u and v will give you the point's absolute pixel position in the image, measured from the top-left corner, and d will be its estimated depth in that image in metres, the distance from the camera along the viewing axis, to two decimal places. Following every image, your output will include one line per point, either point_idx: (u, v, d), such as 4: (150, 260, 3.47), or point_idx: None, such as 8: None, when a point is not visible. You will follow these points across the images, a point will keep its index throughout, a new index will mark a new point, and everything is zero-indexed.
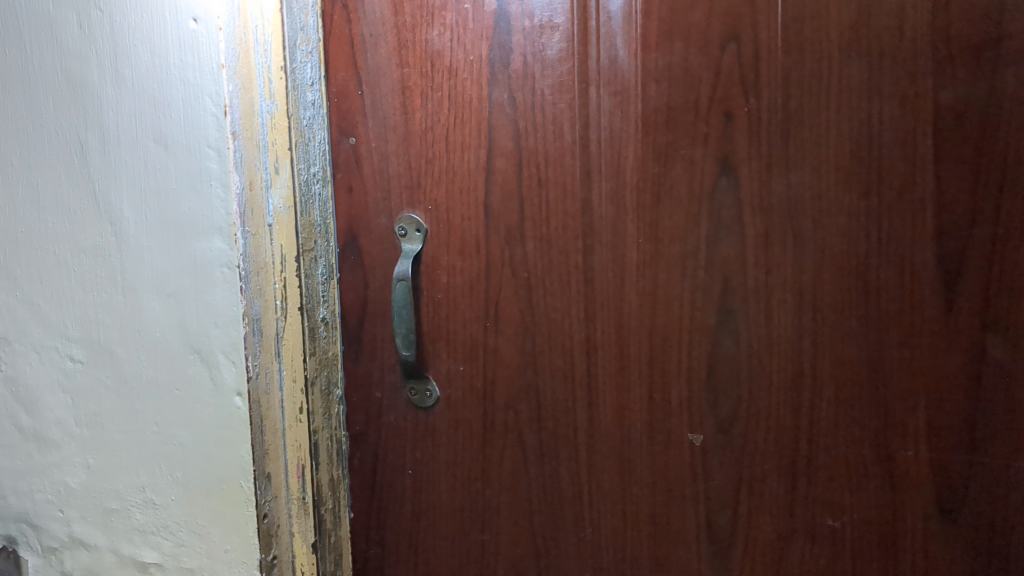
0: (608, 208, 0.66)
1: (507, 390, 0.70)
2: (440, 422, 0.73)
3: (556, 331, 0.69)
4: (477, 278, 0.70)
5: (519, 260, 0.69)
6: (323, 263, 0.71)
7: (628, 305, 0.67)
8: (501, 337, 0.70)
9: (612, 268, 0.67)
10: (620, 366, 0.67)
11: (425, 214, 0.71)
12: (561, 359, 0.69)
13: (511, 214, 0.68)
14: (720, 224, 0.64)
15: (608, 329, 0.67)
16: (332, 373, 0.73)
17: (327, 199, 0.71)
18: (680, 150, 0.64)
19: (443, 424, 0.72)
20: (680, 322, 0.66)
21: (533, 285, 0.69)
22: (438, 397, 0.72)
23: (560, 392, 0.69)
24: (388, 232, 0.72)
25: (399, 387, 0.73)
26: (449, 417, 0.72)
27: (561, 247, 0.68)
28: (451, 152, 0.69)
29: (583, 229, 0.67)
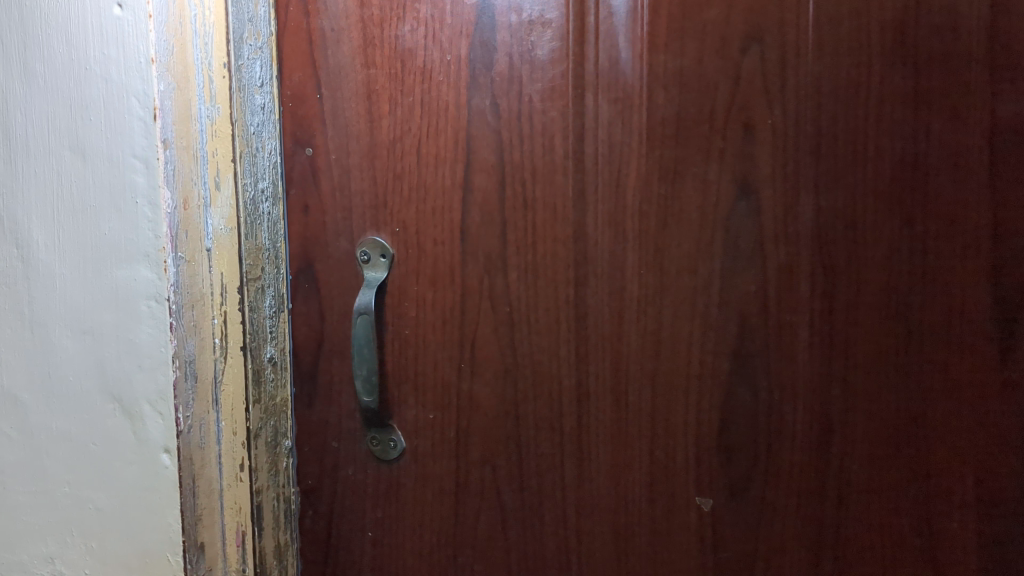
0: (606, 234, 0.57)
1: (484, 442, 0.61)
2: (406, 477, 0.63)
3: (542, 375, 0.59)
4: (451, 312, 0.61)
5: (500, 292, 0.59)
6: (271, 294, 0.61)
7: (625, 346, 0.57)
8: (477, 380, 0.61)
9: (609, 304, 0.57)
10: (616, 417, 0.58)
11: (392, 237, 0.61)
12: (547, 408, 0.59)
13: (491, 239, 0.59)
14: (736, 254, 0.55)
15: (602, 374, 0.58)
16: (279, 423, 0.62)
17: (277, 219, 0.61)
18: (691, 168, 0.55)
19: (410, 480, 0.63)
20: (688, 367, 0.56)
21: (516, 321, 0.59)
22: (404, 448, 0.63)
23: (547, 446, 0.60)
24: (349, 258, 0.62)
25: (359, 436, 0.63)
26: (416, 473, 0.63)
27: (549, 278, 0.58)
28: (422, 166, 0.60)
29: (575, 258, 0.58)
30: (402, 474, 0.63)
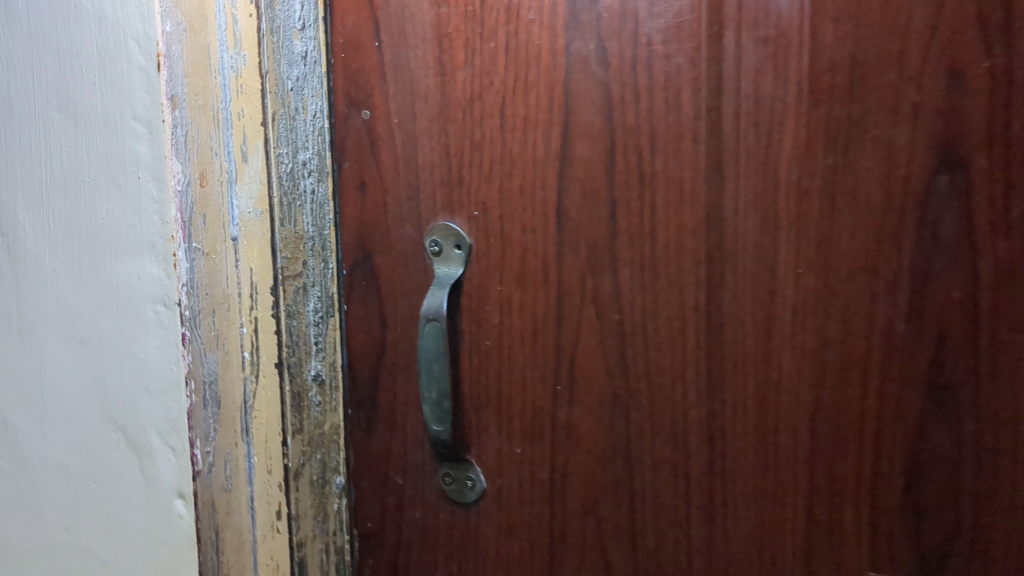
0: (751, 221, 0.43)
1: (585, 485, 0.48)
2: (488, 526, 0.50)
3: (662, 404, 0.45)
4: (545, 319, 0.47)
5: (607, 294, 0.46)
6: (315, 295, 0.50)
7: (775, 368, 0.43)
8: (577, 407, 0.47)
9: (753, 313, 0.43)
10: (762, 461, 0.44)
11: (469, 223, 0.48)
12: (668, 446, 0.46)
13: (597, 226, 0.46)
14: (934, 249, 0.40)
15: (742, 403, 0.44)
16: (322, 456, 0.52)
17: (322, 201, 0.50)
18: (871, 128, 0.40)
19: (492, 530, 0.50)
20: (864, 400, 0.42)
21: (629, 333, 0.46)
22: (484, 490, 0.50)
23: (668, 495, 0.46)
24: (415, 248, 0.49)
25: (430, 471, 0.51)
26: (500, 520, 0.50)
27: (673, 277, 0.45)
28: (508, 132, 0.47)
29: (707, 252, 0.44)
30: (483, 523, 0.50)
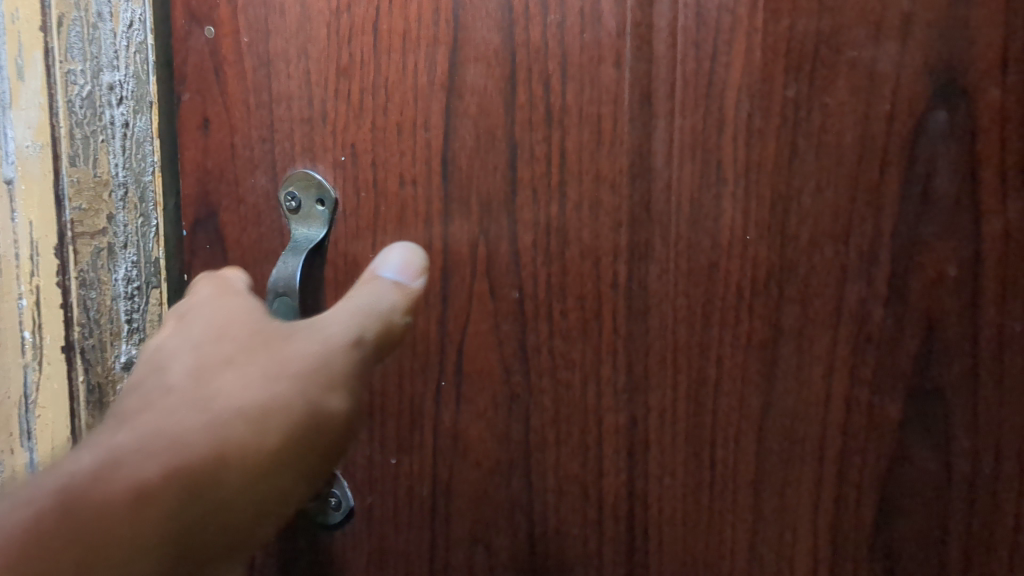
0: (688, 170, 0.33)
1: (474, 508, 0.38)
2: (355, 554, 0.40)
3: (570, 407, 0.35)
4: (427, 295, 0.37)
5: (503, 265, 0.35)
6: (129, 259, 0.41)
7: (713, 365, 0.33)
8: (465, 409, 0.37)
9: (687, 292, 0.33)
10: (695, 484, 0.34)
11: (334, 171, 0.38)
12: (577, 460, 0.36)
13: (492, 176, 0.35)
14: (923, 212, 0.30)
15: (671, 408, 0.34)
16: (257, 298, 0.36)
17: (141, 136, 0.41)
18: (848, 48, 0.30)
19: (360, 560, 0.40)
20: (826, 407, 0.32)
21: (530, 315, 0.35)
22: (350, 513, 0.40)
23: (576, 523, 0.36)
24: (269, 202, 0.39)
25: None
26: (370, 548, 0.40)
27: (587, 245, 0.34)
28: (382, 54, 0.36)
29: (631, 211, 0.34)
30: (350, 551, 0.40)
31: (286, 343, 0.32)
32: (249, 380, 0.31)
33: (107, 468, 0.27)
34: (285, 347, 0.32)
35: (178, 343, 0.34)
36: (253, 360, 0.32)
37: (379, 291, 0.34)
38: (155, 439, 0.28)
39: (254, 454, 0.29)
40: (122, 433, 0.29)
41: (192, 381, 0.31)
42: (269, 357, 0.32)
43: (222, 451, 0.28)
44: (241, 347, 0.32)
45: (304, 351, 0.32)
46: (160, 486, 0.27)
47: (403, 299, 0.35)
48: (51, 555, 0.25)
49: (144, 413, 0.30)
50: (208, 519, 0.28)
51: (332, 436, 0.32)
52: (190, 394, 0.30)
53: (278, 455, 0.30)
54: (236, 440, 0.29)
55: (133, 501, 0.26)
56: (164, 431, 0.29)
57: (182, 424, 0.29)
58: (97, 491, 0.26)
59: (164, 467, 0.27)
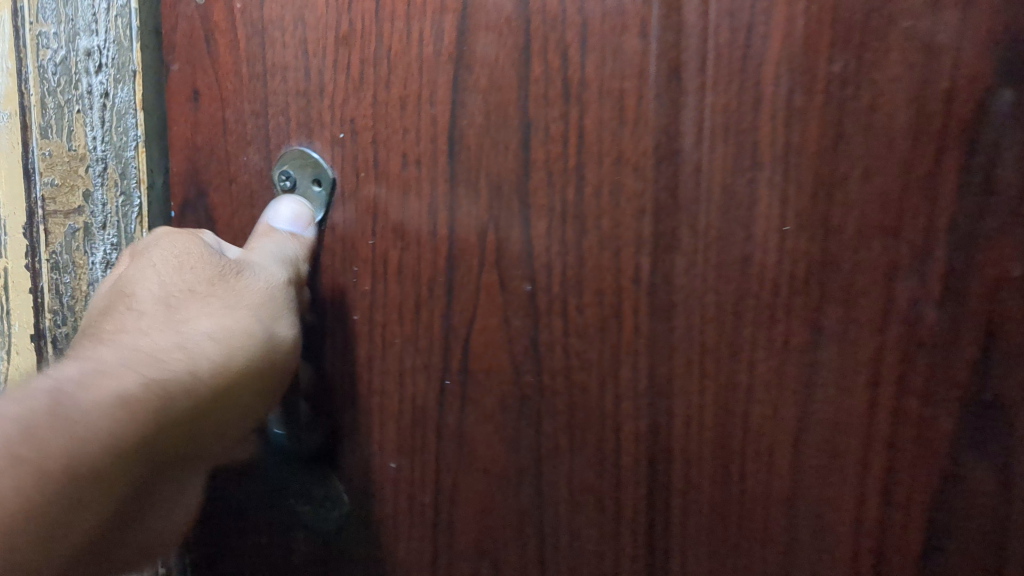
0: (720, 152, 0.30)
1: (480, 518, 0.35)
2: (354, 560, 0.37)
3: (586, 412, 0.32)
4: (432, 286, 0.34)
5: (514, 255, 0.32)
6: (110, 239, 0.38)
7: (745, 368, 0.30)
8: (471, 411, 0.34)
9: (717, 287, 0.30)
10: (723, 499, 0.31)
11: (332, 149, 0.34)
12: (593, 470, 0.33)
13: (503, 156, 0.32)
14: (986, 203, 0.27)
15: (697, 415, 0.31)
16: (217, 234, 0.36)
17: (125, 106, 0.37)
18: (904, 17, 0.27)
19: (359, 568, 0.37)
20: (870, 418, 0.29)
21: (542, 310, 0.32)
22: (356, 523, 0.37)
23: (590, 538, 0.33)
24: (263, 181, 0.36)
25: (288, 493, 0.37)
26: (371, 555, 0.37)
27: (606, 234, 0.31)
28: (384, 21, 0.33)
29: (656, 197, 0.30)
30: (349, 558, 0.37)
31: (246, 273, 0.32)
32: (212, 309, 0.31)
33: (88, 379, 0.27)
34: (245, 278, 0.32)
35: (144, 252, 0.33)
36: (215, 294, 0.31)
37: (276, 241, 0.33)
38: (124, 359, 0.28)
39: (219, 381, 0.29)
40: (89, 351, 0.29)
41: (157, 304, 0.31)
42: (232, 291, 0.31)
43: (191, 372, 0.29)
44: (198, 276, 0.32)
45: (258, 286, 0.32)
46: (139, 395, 0.27)
47: (293, 245, 0.34)
48: (39, 445, 0.25)
49: (110, 336, 0.30)
50: (186, 431, 0.29)
51: (280, 368, 0.32)
52: (153, 321, 0.30)
53: (235, 389, 0.30)
54: (206, 363, 0.29)
55: (119, 405, 0.27)
56: (132, 355, 0.28)
57: (147, 352, 0.29)
58: (83, 396, 0.26)
59: (136, 381, 0.27)
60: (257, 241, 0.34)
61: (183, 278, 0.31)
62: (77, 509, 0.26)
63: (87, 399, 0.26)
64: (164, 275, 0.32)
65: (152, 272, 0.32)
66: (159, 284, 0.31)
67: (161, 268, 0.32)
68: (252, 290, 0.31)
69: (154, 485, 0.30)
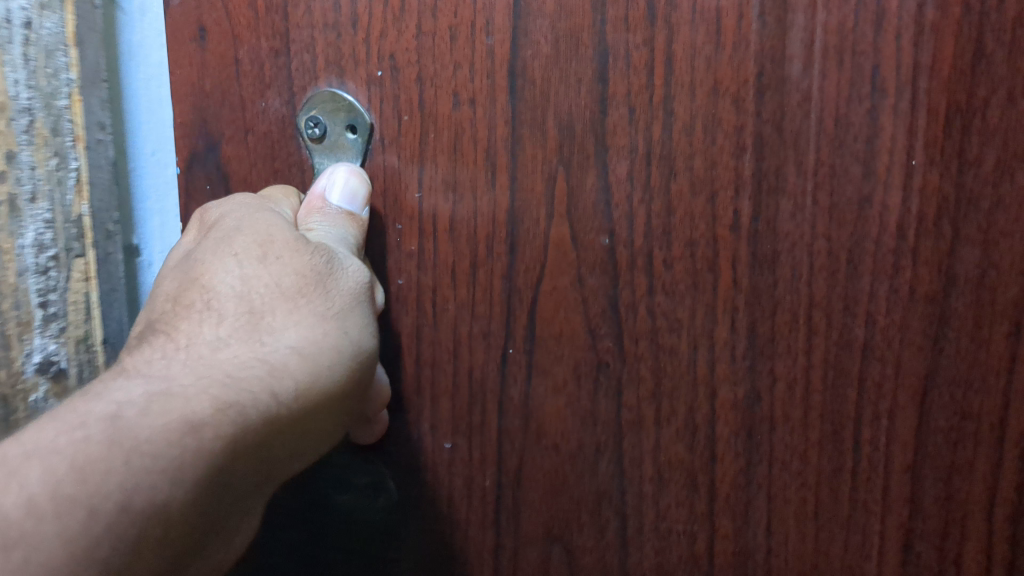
0: (833, 78, 0.26)
1: (551, 502, 0.31)
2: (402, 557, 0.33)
3: (675, 379, 0.29)
4: (491, 244, 0.30)
5: (589, 204, 0.28)
6: (27, 215, 0.29)
7: (862, 323, 0.27)
8: (538, 383, 0.30)
9: (828, 233, 0.27)
10: (834, 470, 0.28)
11: (368, 90, 0.30)
12: (683, 443, 0.29)
13: (575, 90, 0.28)
14: None
15: (804, 376, 0.28)
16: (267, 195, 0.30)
17: (56, 43, 0.29)
18: None
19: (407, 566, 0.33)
20: (1009, 373, 0.26)
21: (623, 265, 0.28)
22: (404, 524, 0.33)
23: (679, 518, 0.30)
24: (286, 130, 0.31)
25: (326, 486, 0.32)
26: (422, 550, 0.33)
27: (699, 176, 0.27)
28: None
29: (758, 132, 0.27)
30: (396, 554, 0.33)
31: (338, 267, 0.28)
32: (298, 319, 0.27)
33: (158, 401, 0.23)
34: (338, 274, 0.28)
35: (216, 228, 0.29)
36: (304, 294, 0.27)
37: (330, 224, 0.29)
38: (203, 378, 0.24)
39: (306, 405, 0.26)
40: (163, 359, 0.25)
41: (241, 306, 0.27)
42: (323, 293, 0.27)
43: (276, 395, 0.25)
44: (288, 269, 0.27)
45: (350, 287, 0.28)
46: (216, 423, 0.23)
47: (343, 225, 0.29)
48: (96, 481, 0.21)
49: (186, 339, 0.26)
50: (263, 458, 0.26)
51: (369, 374, 0.29)
52: (234, 324, 0.26)
53: (322, 406, 0.27)
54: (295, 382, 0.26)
55: (191, 434, 0.23)
56: (211, 371, 0.25)
57: (228, 366, 0.25)
58: (146, 426, 0.23)
59: (214, 401, 0.24)
60: (316, 222, 0.29)
61: (267, 269, 0.27)
62: (145, 551, 0.22)
63: (153, 425, 0.23)
64: (244, 261, 0.27)
65: (228, 254, 0.27)
66: (238, 272, 0.27)
67: (241, 250, 0.27)
68: (343, 291, 0.28)
69: (231, 513, 0.26)
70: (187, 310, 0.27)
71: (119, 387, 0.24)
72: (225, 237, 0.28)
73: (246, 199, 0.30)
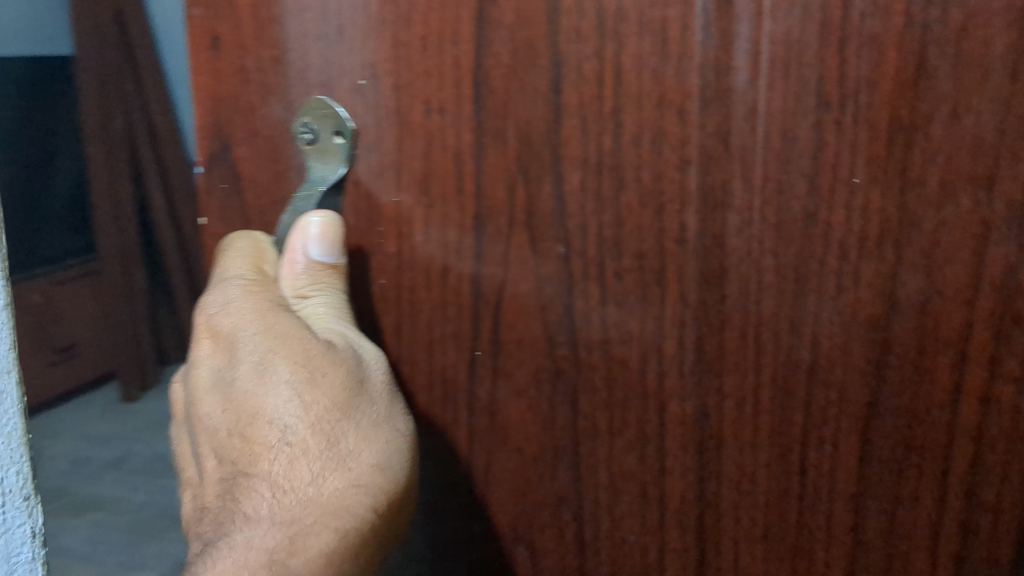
0: (779, 90, 0.25)
1: (516, 501, 0.32)
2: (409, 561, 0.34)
3: (627, 390, 0.29)
4: (460, 248, 0.31)
5: (546, 212, 0.29)
6: None
7: (809, 346, 0.26)
8: (504, 384, 0.31)
9: (775, 250, 0.26)
10: (781, 492, 0.27)
11: (353, 97, 0.31)
12: (636, 454, 0.29)
13: (533, 100, 0.28)
14: None
15: (751, 397, 0.27)
16: (259, 275, 0.32)
17: None
18: None
19: (409, 570, 0.34)
20: (954, 407, 0.24)
21: (578, 274, 0.29)
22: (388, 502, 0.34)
23: (632, 528, 0.30)
24: (285, 134, 0.33)
25: None
26: (425, 561, 0.34)
27: (649, 189, 0.27)
28: None
29: (702, 145, 0.26)
30: (402, 560, 0.34)
31: (365, 368, 0.31)
32: (364, 432, 0.31)
33: (297, 537, 0.29)
34: (366, 380, 0.31)
35: (239, 339, 0.31)
36: (355, 407, 0.31)
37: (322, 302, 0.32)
38: (320, 507, 0.30)
39: (398, 492, 0.31)
40: (272, 501, 0.30)
41: (310, 431, 0.30)
42: (365, 403, 0.31)
43: (378, 508, 0.30)
44: (334, 385, 0.30)
45: (380, 385, 0.32)
46: (343, 548, 0.30)
47: (331, 281, 0.32)
48: None
49: (280, 481, 0.30)
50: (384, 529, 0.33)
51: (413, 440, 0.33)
52: (319, 453, 0.30)
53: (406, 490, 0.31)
54: (387, 488, 0.31)
55: (330, 564, 0.29)
56: (320, 501, 0.30)
57: (336, 496, 0.30)
58: (295, 561, 0.29)
59: (338, 529, 0.30)
60: (306, 288, 0.32)
61: (317, 387, 0.30)
62: None
63: (306, 560, 0.29)
64: (297, 388, 0.30)
65: (278, 382, 0.30)
66: (292, 399, 0.30)
67: (291, 376, 0.30)
68: (378, 390, 0.31)
69: None
70: (264, 449, 0.30)
71: (258, 539, 0.29)
72: (269, 363, 0.31)
73: (243, 301, 0.31)
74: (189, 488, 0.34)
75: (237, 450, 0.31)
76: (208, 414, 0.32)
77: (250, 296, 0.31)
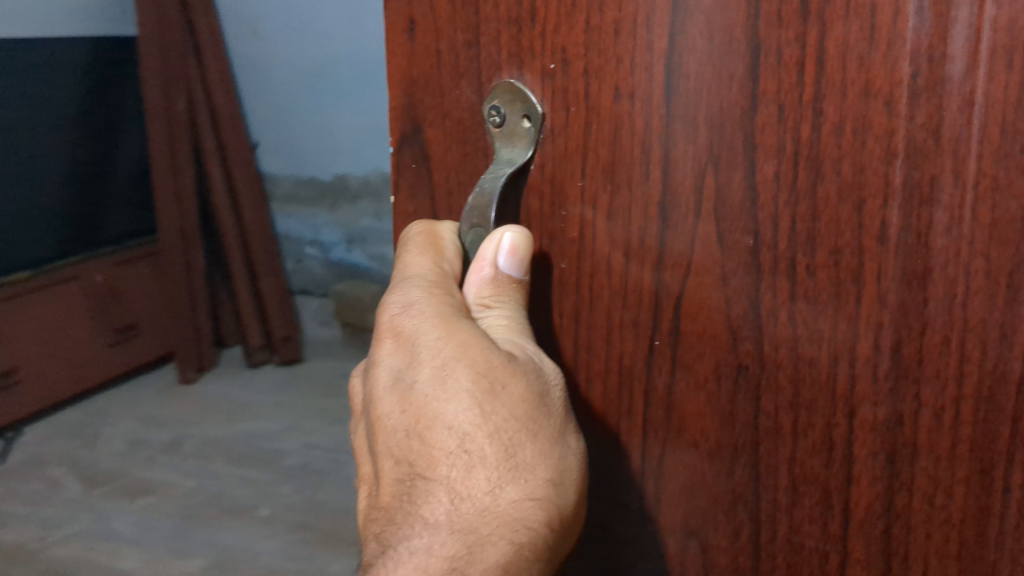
0: (1001, 80, 0.23)
1: (690, 495, 0.31)
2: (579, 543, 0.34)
3: (813, 390, 0.28)
4: (643, 235, 0.30)
5: (736, 202, 0.28)
6: None
7: (1019, 356, 0.24)
8: (683, 375, 0.30)
9: (987, 252, 0.24)
10: (980, 509, 0.25)
11: (543, 82, 0.31)
12: (820, 457, 0.28)
13: (728, 87, 0.27)
14: None
15: (950, 407, 0.25)
16: (442, 277, 0.34)
17: None
18: None
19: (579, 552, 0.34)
20: None
21: (767, 267, 0.28)
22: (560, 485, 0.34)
23: (812, 534, 0.29)
24: (474, 117, 0.33)
25: None
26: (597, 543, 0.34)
27: (848, 182, 0.26)
28: None
29: (910, 136, 0.24)
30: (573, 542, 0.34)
31: (545, 380, 0.32)
32: (541, 446, 0.31)
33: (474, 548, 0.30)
34: (547, 390, 0.31)
35: (424, 347, 0.32)
36: (534, 419, 0.31)
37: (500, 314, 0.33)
38: (496, 518, 0.30)
39: (569, 505, 0.31)
40: (450, 507, 0.31)
41: (488, 442, 0.31)
42: (544, 416, 0.31)
43: (550, 522, 0.31)
44: (512, 396, 0.31)
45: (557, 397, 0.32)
46: (518, 559, 0.30)
47: (513, 294, 0.33)
48: None
49: (458, 488, 0.31)
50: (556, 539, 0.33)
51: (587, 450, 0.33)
52: (496, 463, 0.31)
53: (577, 504, 0.32)
54: (559, 503, 0.31)
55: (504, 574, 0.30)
56: (495, 510, 0.30)
57: (511, 507, 0.30)
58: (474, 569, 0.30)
59: (514, 541, 0.30)
60: (490, 298, 0.33)
61: (497, 399, 0.31)
62: None
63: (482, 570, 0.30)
64: (476, 399, 0.31)
65: (459, 390, 0.31)
66: (472, 408, 0.31)
67: (470, 386, 0.31)
68: (557, 403, 0.32)
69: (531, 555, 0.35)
70: (442, 454, 0.31)
71: (439, 546, 0.31)
72: (451, 372, 0.32)
73: (428, 305, 0.33)
74: (365, 481, 0.36)
75: (414, 452, 0.32)
76: (386, 414, 0.33)
77: (433, 299, 0.33)
